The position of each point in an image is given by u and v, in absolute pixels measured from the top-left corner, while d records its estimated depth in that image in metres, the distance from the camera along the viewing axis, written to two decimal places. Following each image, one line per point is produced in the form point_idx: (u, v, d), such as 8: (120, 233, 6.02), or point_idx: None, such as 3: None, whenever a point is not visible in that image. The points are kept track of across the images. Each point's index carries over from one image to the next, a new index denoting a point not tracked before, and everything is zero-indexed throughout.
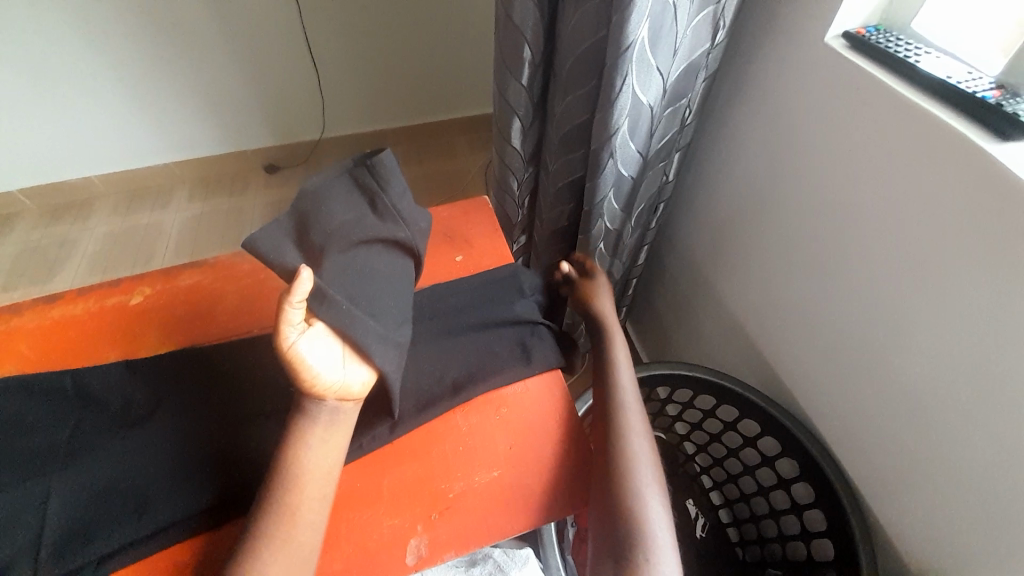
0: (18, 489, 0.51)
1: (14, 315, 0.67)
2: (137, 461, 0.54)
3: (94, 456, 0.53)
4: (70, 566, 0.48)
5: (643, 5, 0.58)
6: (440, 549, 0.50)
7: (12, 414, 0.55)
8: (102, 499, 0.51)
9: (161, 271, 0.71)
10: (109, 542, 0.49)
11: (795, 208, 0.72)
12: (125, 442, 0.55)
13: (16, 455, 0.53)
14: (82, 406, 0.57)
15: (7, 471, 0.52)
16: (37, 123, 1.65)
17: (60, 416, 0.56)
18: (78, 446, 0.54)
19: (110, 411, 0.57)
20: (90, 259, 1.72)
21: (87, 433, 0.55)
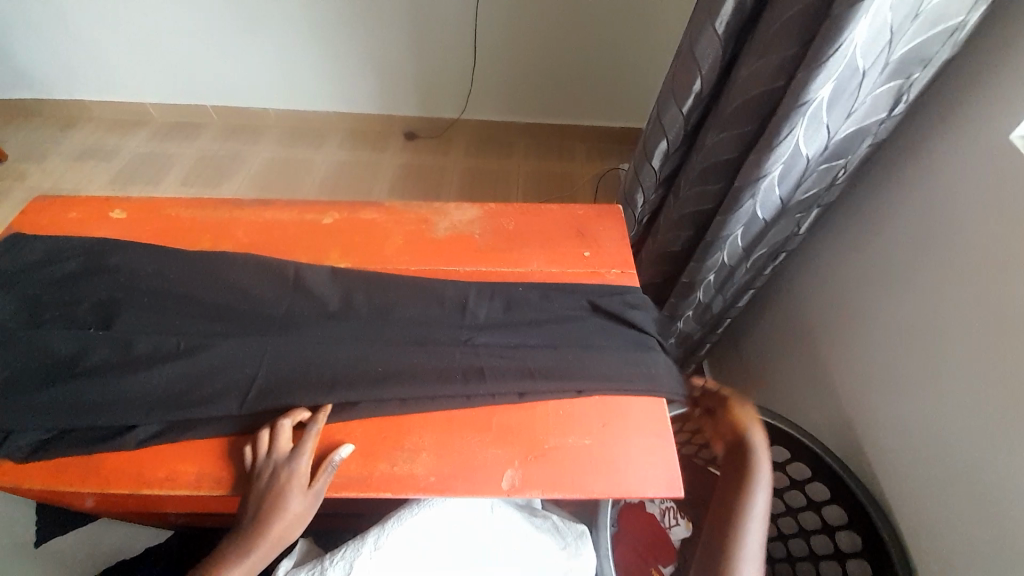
0: (243, 340, 0.67)
1: (237, 208, 0.85)
2: (321, 346, 0.67)
3: (304, 333, 0.68)
4: (269, 407, 0.63)
5: (832, 68, 0.62)
6: (527, 485, 0.60)
7: (249, 284, 0.73)
8: (302, 366, 0.65)
9: (347, 203, 0.86)
10: (301, 399, 0.63)
11: (932, 291, 0.72)
12: (321, 328, 0.69)
13: (250, 315, 0.70)
14: (297, 293, 0.72)
15: (241, 326, 0.69)
16: (242, 54, 1.97)
17: (281, 294, 0.72)
18: (289, 321, 0.70)
19: (314, 300, 0.72)
20: (251, 175, 2.03)
21: (301, 314, 0.70)
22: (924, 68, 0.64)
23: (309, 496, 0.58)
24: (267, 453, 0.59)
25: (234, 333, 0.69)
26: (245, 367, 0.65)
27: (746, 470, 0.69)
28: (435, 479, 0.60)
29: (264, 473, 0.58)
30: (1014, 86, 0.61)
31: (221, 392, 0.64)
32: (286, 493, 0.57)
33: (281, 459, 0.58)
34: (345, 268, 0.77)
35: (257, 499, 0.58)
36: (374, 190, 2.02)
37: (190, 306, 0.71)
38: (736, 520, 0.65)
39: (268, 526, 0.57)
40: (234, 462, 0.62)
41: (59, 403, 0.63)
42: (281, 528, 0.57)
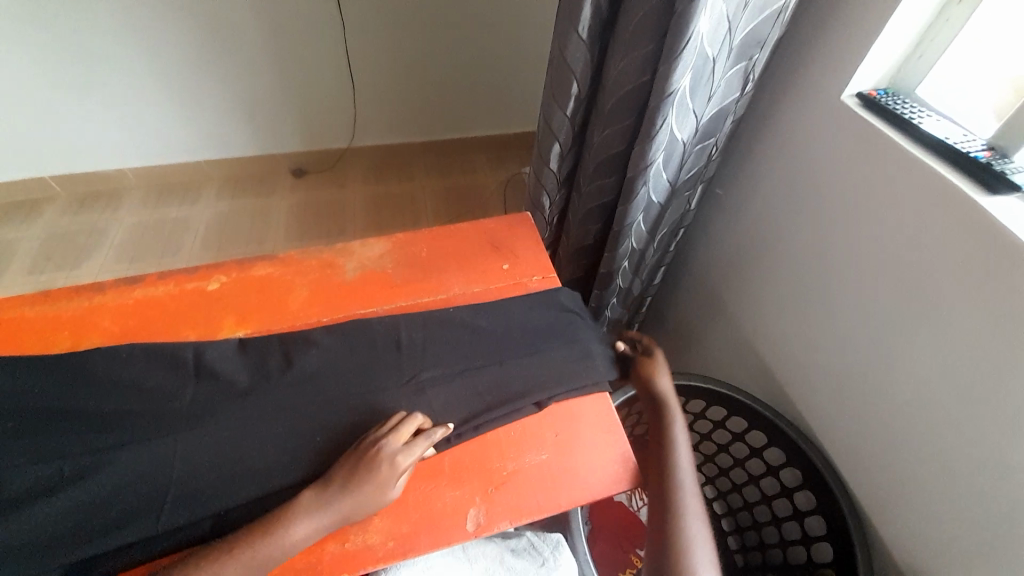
0: (144, 447, 0.58)
1: (97, 293, 0.73)
2: (237, 434, 0.59)
3: (217, 419, 0.60)
4: (193, 517, 0.54)
5: (687, 60, 0.67)
6: (496, 520, 0.57)
7: (131, 378, 0.62)
8: (225, 459, 0.57)
9: (234, 261, 0.78)
10: (235, 498, 0.55)
11: (808, 241, 0.81)
12: (237, 410, 0.61)
13: (140, 415, 0.60)
14: (199, 377, 0.63)
15: (131, 430, 0.59)
16: (73, 112, 1.71)
17: (177, 382, 0.62)
18: (193, 412, 0.60)
19: (218, 380, 0.63)
20: (118, 248, 1.78)
21: (208, 398, 0.61)
22: (761, 50, 0.72)
23: (396, 484, 0.56)
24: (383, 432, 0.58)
25: (126, 441, 0.58)
26: (154, 478, 0.56)
27: (664, 414, 0.70)
28: (394, 542, 0.55)
29: (368, 456, 0.56)
30: (836, 55, 0.71)
31: (125, 514, 0.54)
32: (382, 479, 0.55)
33: (391, 450, 0.56)
34: (248, 336, 0.69)
35: (349, 472, 0.55)
36: (269, 237, 1.86)
37: (57, 422, 0.59)
38: (668, 457, 0.66)
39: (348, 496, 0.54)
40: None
41: None
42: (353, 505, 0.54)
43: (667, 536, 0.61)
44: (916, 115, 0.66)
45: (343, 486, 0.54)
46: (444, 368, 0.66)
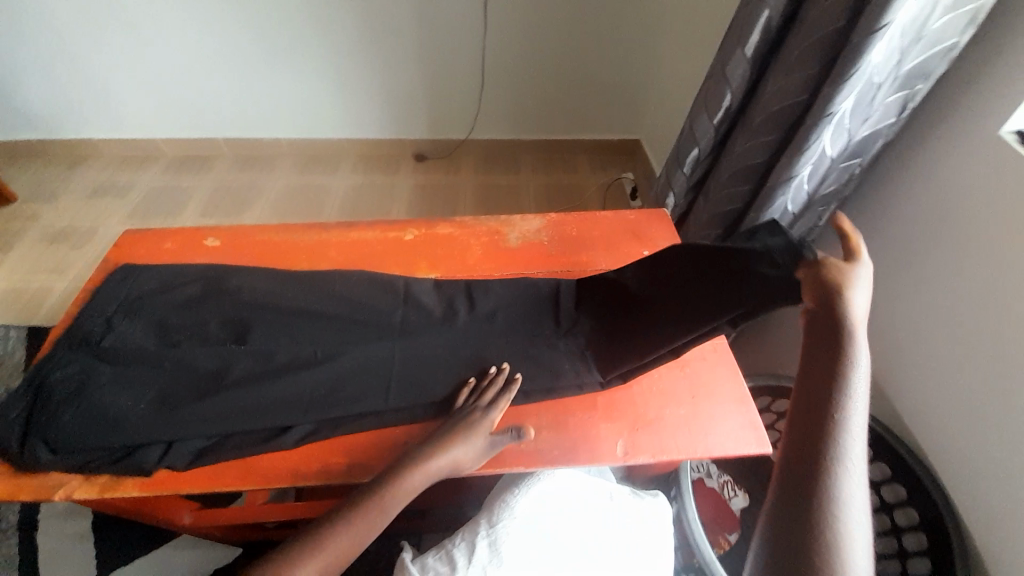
0: (370, 346, 0.75)
1: (323, 230, 0.93)
2: (437, 350, 0.75)
3: (421, 336, 0.76)
4: (410, 402, 0.70)
5: (852, 85, 0.75)
6: (640, 451, 0.68)
7: (358, 295, 0.80)
8: (428, 365, 0.73)
9: (423, 220, 0.95)
10: (440, 395, 0.71)
11: (942, 265, 0.84)
12: (436, 332, 0.77)
13: (364, 323, 0.77)
14: (408, 303, 0.80)
15: (360, 333, 0.76)
16: (256, 87, 2.06)
17: (391, 304, 0.79)
18: (405, 328, 0.77)
19: (419, 307, 0.79)
20: (270, 203, 2.09)
21: (414, 320, 0.78)
22: (925, 81, 0.77)
23: (487, 441, 0.66)
24: (465, 399, 0.69)
25: (356, 340, 0.76)
26: (379, 369, 0.72)
27: (841, 346, 0.46)
28: (556, 451, 0.68)
29: (458, 415, 0.67)
30: (997, 91, 0.75)
31: (360, 392, 0.70)
32: (471, 431, 0.65)
33: (478, 408, 0.68)
34: (439, 278, 0.85)
35: (443, 429, 0.66)
36: (390, 210, 2.10)
37: (309, 320, 0.78)
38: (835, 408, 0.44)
39: (447, 448, 0.64)
40: (369, 458, 0.67)
41: (206, 416, 0.69)
42: (453, 456, 0.64)
43: (808, 512, 0.41)
44: None
45: (453, 438, 0.64)
46: (598, 326, 0.78)
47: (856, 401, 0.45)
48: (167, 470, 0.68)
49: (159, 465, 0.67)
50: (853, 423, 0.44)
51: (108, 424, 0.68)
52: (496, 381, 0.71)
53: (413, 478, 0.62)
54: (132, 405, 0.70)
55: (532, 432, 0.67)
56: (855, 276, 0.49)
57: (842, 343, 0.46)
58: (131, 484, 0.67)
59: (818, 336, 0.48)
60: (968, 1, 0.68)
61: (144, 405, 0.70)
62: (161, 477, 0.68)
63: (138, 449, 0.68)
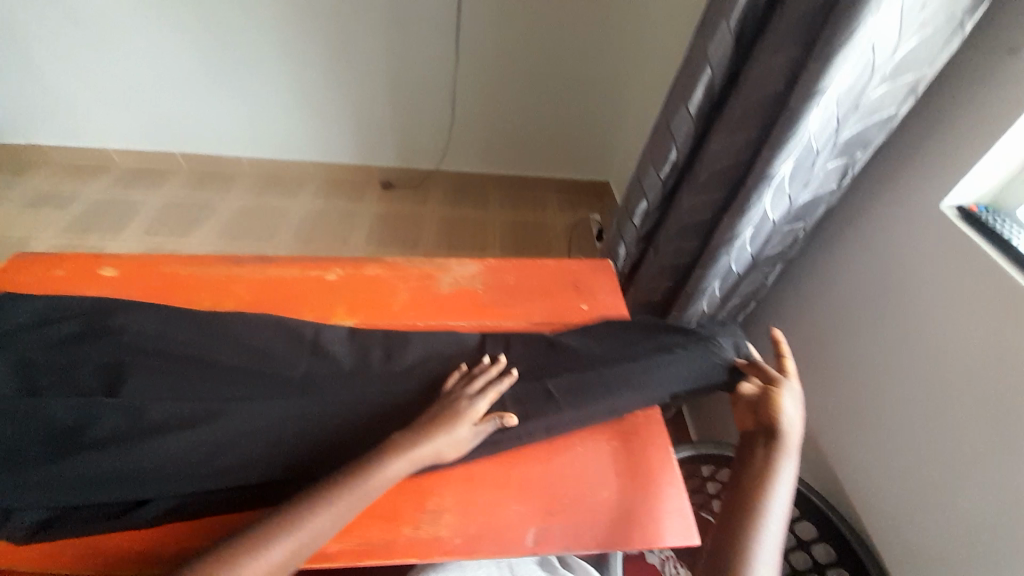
0: (264, 405, 0.66)
1: (236, 265, 0.85)
2: (339, 410, 0.67)
3: (324, 393, 0.68)
4: (296, 475, 0.62)
5: (790, 150, 0.73)
6: (554, 542, 0.60)
7: (263, 342, 0.72)
8: (326, 429, 0.65)
9: (350, 259, 0.88)
10: (333, 464, 0.63)
11: (886, 336, 0.82)
12: (342, 388, 0.69)
13: (262, 375, 0.69)
14: (315, 354, 0.72)
15: (255, 388, 0.68)
16: (216, 104, 2.00)
17: (296, 353, 0.71)
18: (308, 383, 0.69)
19: (328, 359, 0.71)
20: (223, 224, 2.00)
21: (319, 374, 0.70)
22: (863, 150, 0.76)
23: (473, 430, 0.63)
24: (456, 386, 0.67)
25: (249, 396, 0.67)
26: (268, 434, 0.64)
27: (771, 442, 0.63)
28: (459, 540, 0.59)
29: (446, 403, 0.65)
30: (933, 164, 0.75)
31: (243, 459, 0.62)
32: (457, 420, 0.63)
33: (467, 398, 0.66)
34: (357, 325, 0.78)
35: (431, 416, 0.64)
36: (351, 237, 2.02)
37: (198, 367, 0.70)
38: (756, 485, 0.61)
39: (429, 436, 0.61)
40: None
41: (58, 481, 0.59)
42: (431, 446, 0.61)
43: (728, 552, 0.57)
44: (1015, 235, 0.68)
45: (437, 425, 0.62)
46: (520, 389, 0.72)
47: (781, 495, 0.61)
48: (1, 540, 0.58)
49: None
50: (774, 507, 0.60)
51: None
52: (489, 369, 0.69)
53: (383, 469, 0.59)
54: None
55: (515, 421, 0.64)
56: (788, 395, 0.66)
57: (772, 443, 0.63)
58: None
59: (755, 439, 0.65)
60: (902, 73, 0.68)
61: None
62: None
63: None
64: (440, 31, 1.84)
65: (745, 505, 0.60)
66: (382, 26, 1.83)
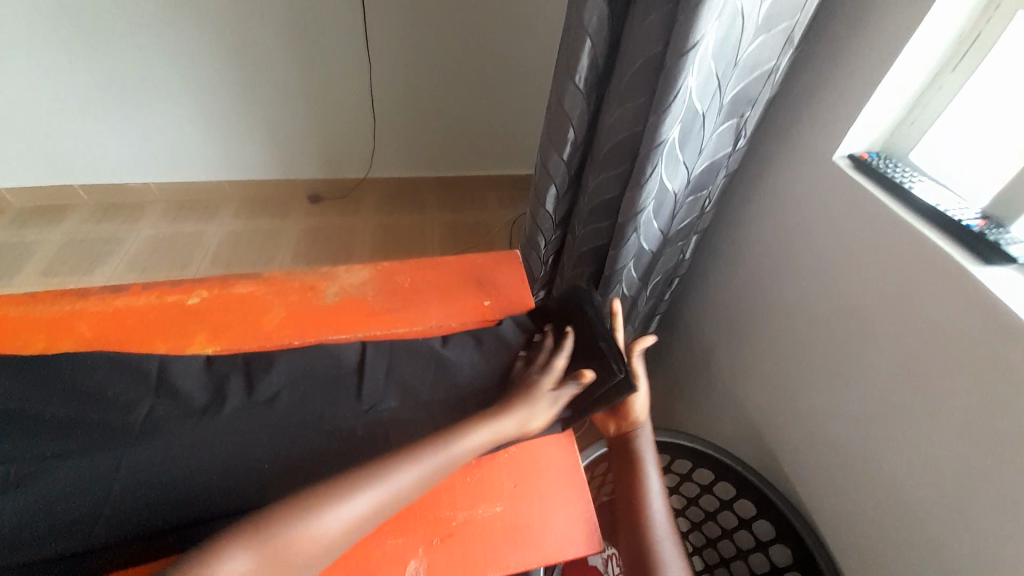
0: (93, 460, 0.55)
1: (80, 299, 0.74)
2: (188, 453, 0.57)
3: (172, 436, 0.58)
4: (131, 533, 0.52)
5: (676, 113, 0.68)
6: (437, 575, 0.52)
7: (97, 385, 0.61)
8: (171, 478, 0.55)
9: (218, 278, 0.78)
10: (177, 516, 0.53)
11: (801, 300, 0.78)
12: (195, 428, 0.59)
13: (93, 425, 0.58)
14: (160, 392, 0.61)
15: (82, 442, 0.57)
16: (109, 127, 1.83)
17: (138, 394, 0.61)
18: (152, 427, 0.58)
19: (179, 395, 0.61)
20: (132, 257, 1.83)
21: (166, 415, 0.60)
22: (752, 107, 0.72)
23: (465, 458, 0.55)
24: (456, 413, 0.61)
25: (75, 452, 0.56)
26: (98, 491, 0.54)
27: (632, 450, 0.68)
28: None
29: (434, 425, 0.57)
30: (824, 115, 0.71)
31: (65, 524, 0.51)
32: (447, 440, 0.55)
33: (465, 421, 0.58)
34: (219, 353, 0.68)
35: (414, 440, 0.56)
36: (278, 257, 1.90)
37: (15, 421, 0.58)
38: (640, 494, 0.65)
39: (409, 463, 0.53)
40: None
41: None
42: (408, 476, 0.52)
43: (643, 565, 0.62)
44: (908, 180, 0.65)
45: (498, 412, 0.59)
46: (402, 402, 0.64)
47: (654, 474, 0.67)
48: None
49: None
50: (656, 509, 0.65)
51: None
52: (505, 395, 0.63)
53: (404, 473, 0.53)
54: None
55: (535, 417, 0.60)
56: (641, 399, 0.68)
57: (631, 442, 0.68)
58: None
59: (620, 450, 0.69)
60: (776, 22, 0.63)
61: None
62: None
63: None
64: (344, 30, 1.72)
65: (637, 512, 0.65)
66: (279, 29, 1.69)
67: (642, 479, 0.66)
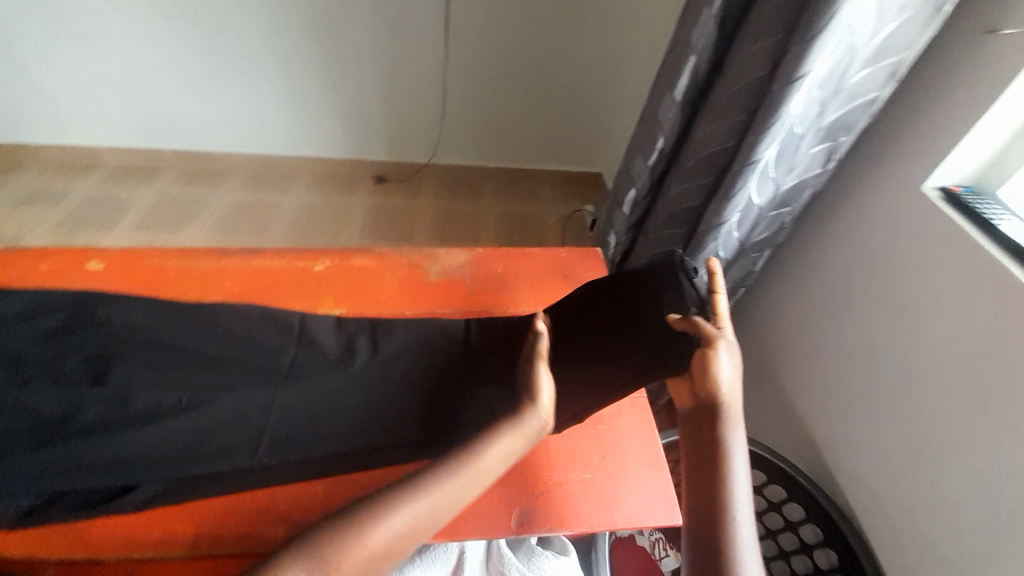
0: (251, 394, 0.66)
1: (224, 257, 0.85)
2: (328, 397, 0.67)
3: (314, 381, 0.68)
4: (285, 459, 0.62)
5: (774, 134, 0.73)
6: (538, 523, 0.61)
7: (250, 332, 0.72)
8: (315, 417, 0.65)
9: (337, 250, 0.88)
10: (321, 448, 0.63)
11: (871, 319, 0.83)
12: (332, 377, 0.69)
13: (251, 366, 0.69)
14: (304, 343, 0.72)
15: (242, 378, 0.67)
16: (205, 98, 1.97)
17: (286, 343, 0.72)
18: (298, 371, 0.69)
19: (317, 347, 0.72)
20: (215, 220, 1.98)
21: (307, 364, 0.70)
22: (847, 133, 0.76)
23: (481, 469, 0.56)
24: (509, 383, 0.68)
25: (237, 386, 0.67)
26: (256, 420, 0.64)
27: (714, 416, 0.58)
28: (447, 522, 0.60)
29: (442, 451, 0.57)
30: (916, 146, 0.75)
31: (232, 447, 0.62)
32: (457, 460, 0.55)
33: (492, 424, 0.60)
34: (344, 315, 0.78)
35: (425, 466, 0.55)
36: (344, 233, 2.02)
37: (182, 354, 0.69)
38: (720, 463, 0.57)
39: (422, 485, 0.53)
40: (237, 527, 0.57)
41: (49, 473, 0.57)
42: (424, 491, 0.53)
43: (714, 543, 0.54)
44: (998, 216, 0.68)
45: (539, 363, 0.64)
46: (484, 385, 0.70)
47: (739, 462, 0.57)
48: None
49: None
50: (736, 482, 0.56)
51: None
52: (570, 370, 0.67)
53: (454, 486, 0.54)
54: None
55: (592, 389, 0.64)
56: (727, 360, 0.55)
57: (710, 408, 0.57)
58: None
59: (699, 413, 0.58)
60: (883, 57, 0.68)
61: None
62: None
63: None
64: (429, 22, 1.81)
65: (714, 480, 0.56)
66: (370, 18, 1.80)
67: (720, 446, 0.57)
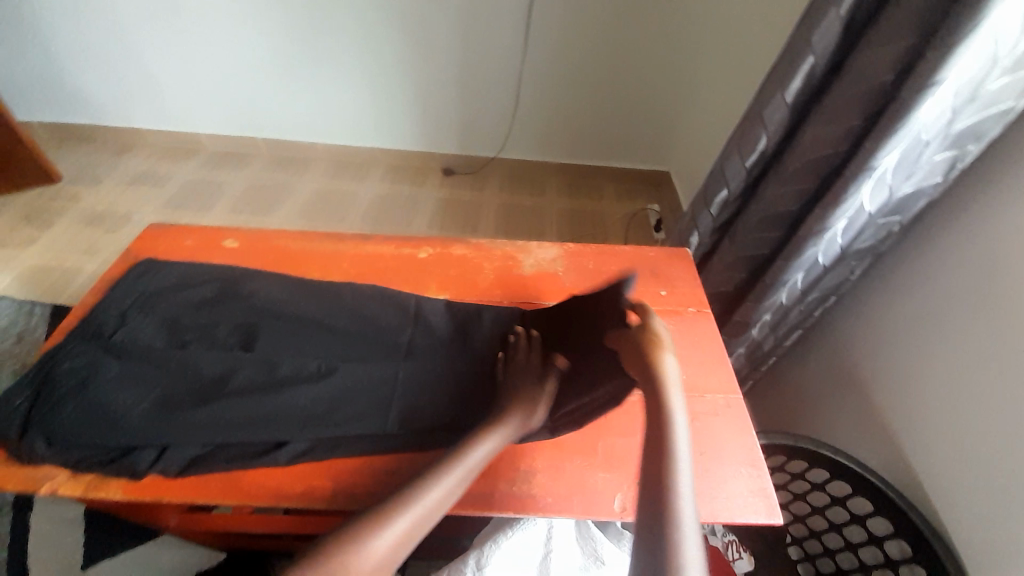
0: (376, 366, 0.72)
1: (339, 241, 0.93)
2: (444, 374, 0.72)
3: (431, 359, 0.74)
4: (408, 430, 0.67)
5: (898, 141, 0.72)
6: (638, 508, 0.64)
7: (371, 310, 0.79)
8: (435, 392, 0.71)
9: (439, 239, 0.95)
10: (442, 420, 0.68)
11: (983, 337, 0.78)
12: (448, 356, 0.75)
13: (373, 342, 0.76)
14: (418, 323, 0.78)
15: (368, 351, 0.74)
16: (293, 88, 2.10)
17: (403, 323, 0.78)
18: (417, 349, 0.75)
19: (429, 329, 0.78)
20: (299, 205, 2.12)
21: (422, 343, 0.76)
22: (976, 142, 0.73)
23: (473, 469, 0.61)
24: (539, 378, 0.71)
25: (366, 359, 0.74)
26: (382, 390, 0.70)
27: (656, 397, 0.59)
28: (552, 498, 0.65)
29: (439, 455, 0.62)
30: None
31: (362, 412, 0.68)
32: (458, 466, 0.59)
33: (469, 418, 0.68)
34: (448, 300, 0.84)
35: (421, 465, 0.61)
36: (414, 221, 2.10)
37: (314, 328, 0.77)
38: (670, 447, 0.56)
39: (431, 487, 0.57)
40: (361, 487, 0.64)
41: (209, 423, 0.67)
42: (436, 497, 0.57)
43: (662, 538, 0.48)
44: None
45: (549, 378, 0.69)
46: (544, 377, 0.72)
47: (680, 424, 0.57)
48: (157, 475, 0.66)
49: (151, 469, 0.65)
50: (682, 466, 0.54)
51: (109, 420, 0.67)
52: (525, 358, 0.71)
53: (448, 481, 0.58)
54: (135, 402, 0.68)
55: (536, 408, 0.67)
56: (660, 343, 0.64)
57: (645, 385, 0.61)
58: (116, 485, 0.65)
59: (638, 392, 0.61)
60: None
61: (146, 404, 0.69)
62: (150, 482, 0.66)
63: (131, 452, 0.66)
64: (509, 17, 1.84)
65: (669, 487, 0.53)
66: (451, 12, 1.85)
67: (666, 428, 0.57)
